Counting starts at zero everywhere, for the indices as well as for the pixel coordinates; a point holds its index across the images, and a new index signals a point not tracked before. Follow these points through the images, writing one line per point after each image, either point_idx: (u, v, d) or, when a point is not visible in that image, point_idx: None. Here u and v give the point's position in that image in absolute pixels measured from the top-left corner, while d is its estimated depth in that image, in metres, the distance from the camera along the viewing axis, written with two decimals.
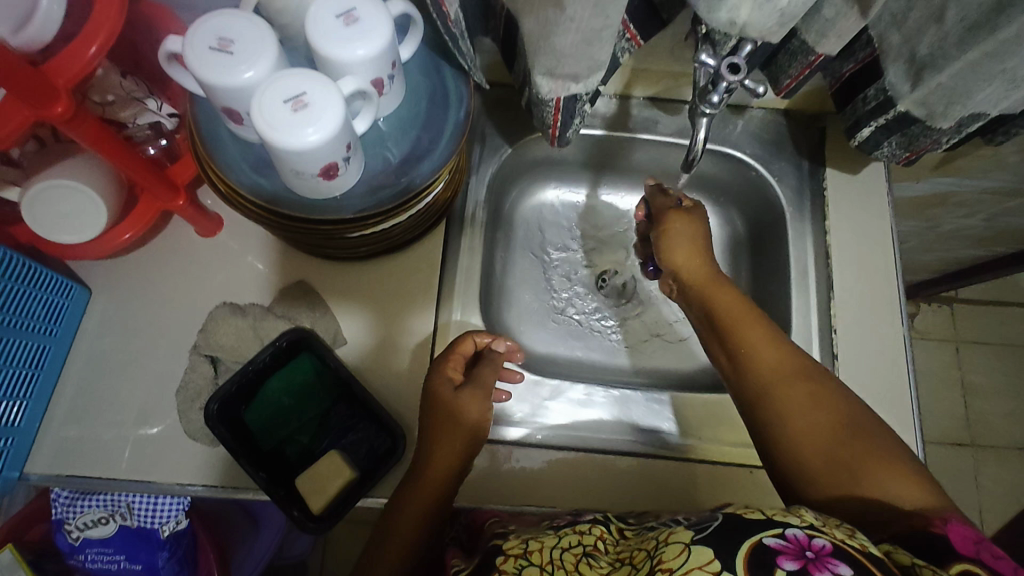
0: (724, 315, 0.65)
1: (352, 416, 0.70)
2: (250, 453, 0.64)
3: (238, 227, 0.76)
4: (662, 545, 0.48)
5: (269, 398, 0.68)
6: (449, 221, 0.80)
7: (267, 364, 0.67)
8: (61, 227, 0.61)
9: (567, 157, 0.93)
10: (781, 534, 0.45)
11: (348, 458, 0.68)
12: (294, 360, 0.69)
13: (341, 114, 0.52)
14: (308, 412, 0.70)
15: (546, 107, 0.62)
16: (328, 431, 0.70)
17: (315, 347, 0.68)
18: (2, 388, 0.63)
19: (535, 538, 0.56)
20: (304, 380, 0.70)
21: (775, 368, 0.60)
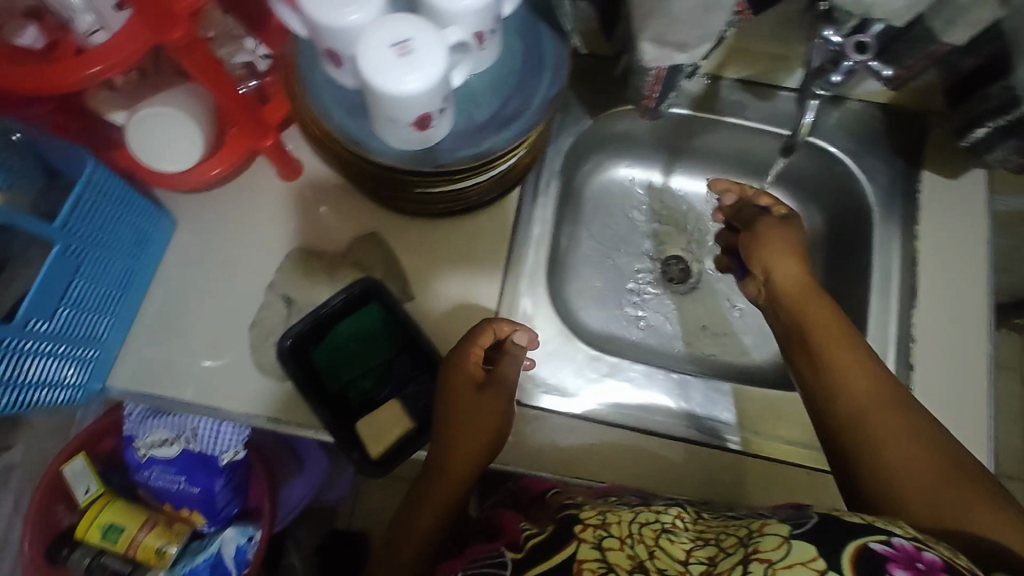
0: (818, 333, 0.62)
1: (416, 370, 0.71)
2: (318, 390, 0.68)
3: (317, 173, 0.77)
4: (756, 535, 0.50)
5: (337, 342, 0.70)
6: (524, 188, 0.79)
7: (337, 310, 0.69)
8: (162, 155, 0.63)
9: (646, 135, 0.90)
10: (888, 542, 0.45)
11: (408, 409, 0.70)
12: (361, 308, 0.70)
13: (442, 65, 0.52)
14: (372, 361, 0.71)
15: (647, 76, 0.60)
16: (391, 381, 0.72)
17: (384, 298, 0.70)
18: (96, 304, 0.66)
19: (613, 510, 0.57)
20: (372, 329, 0.71)
21: (867, 396, 0.58)
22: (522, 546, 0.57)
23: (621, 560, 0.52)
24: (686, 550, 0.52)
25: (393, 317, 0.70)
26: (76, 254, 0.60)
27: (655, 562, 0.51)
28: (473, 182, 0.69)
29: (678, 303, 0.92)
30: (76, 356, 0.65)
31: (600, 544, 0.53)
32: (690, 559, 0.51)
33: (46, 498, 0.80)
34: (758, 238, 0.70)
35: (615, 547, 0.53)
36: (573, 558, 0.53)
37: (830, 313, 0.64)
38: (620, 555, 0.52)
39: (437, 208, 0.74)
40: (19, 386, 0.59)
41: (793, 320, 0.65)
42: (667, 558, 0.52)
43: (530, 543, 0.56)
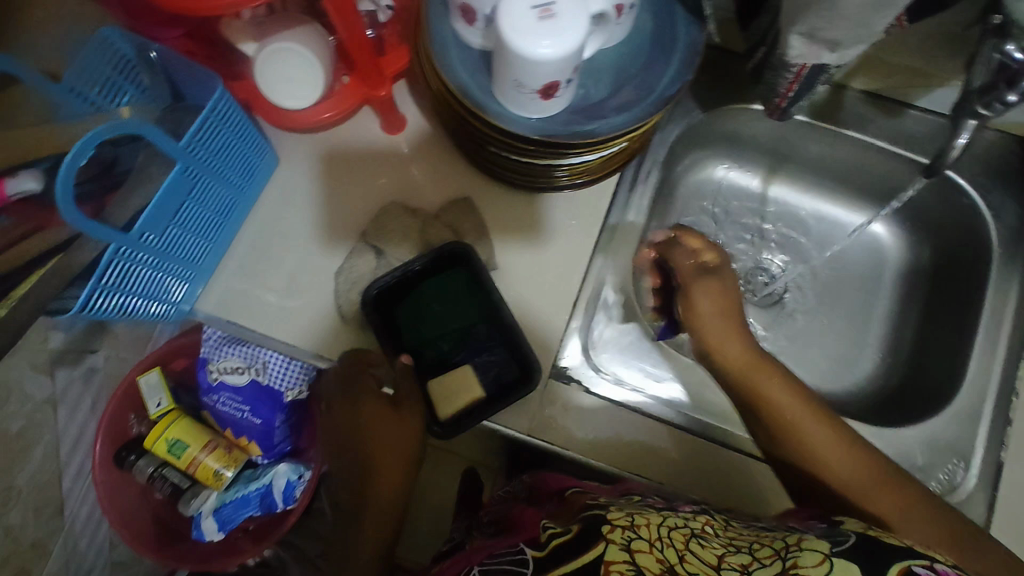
0: (785, 413, 0.62)
1: (496, 341, 0.71)
2: (394, 345, 0.70)
3: (420, 131, 0.76)
4: (794, 549, 0.50)
5: (421, 301, 0.72)
6: (623, 174, 0.77)
7: (420, 269, 0.71)
8: (281, 89, 0.64)
9: (755, 139, 0.86)
10: (931, 567, 0.47)
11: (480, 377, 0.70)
12: (447, 271, 0.72)
13: (581, 34, 0.50)
14: (452, 325, 0.72)
15: (787, 73, 0.57)
16: (464, 347, 0.72)
17: (472, 265, 0.71)
18: (200, 229, 0.67)
19: (640, 513, 0.55)
20: (454, 291, 0.72)
21: (852, 476, 0.58)
22: (542, 543, 0.54)
23: (651, 561, 0.48)
24: (718, 556, 0.51)
25: (476, 284, 0.71)
26: (192, 178, 0.62)
27: (686, 565, 0.48)
28: (581, 160, 0.67)
29: (761, 315, 0.88)
30: (176, 275, 0.67)
31: (629, 545, 0.49)
32: (723, 565, 0.49)
33: (122, 403, 0.85)
34: (692, 304, 0.67)
35: (644, 549, 0.49)
36: (602, 557, 0.48)
37: (790, 388, 0.63)
38: (649, 558, 0.48)
39: (531, 183, 0.72)
40: (127, 292, 0.61)
41: (754, 402, 0.63)
42: (698, 563, 0.49)
43: (553, 543, 0.53)
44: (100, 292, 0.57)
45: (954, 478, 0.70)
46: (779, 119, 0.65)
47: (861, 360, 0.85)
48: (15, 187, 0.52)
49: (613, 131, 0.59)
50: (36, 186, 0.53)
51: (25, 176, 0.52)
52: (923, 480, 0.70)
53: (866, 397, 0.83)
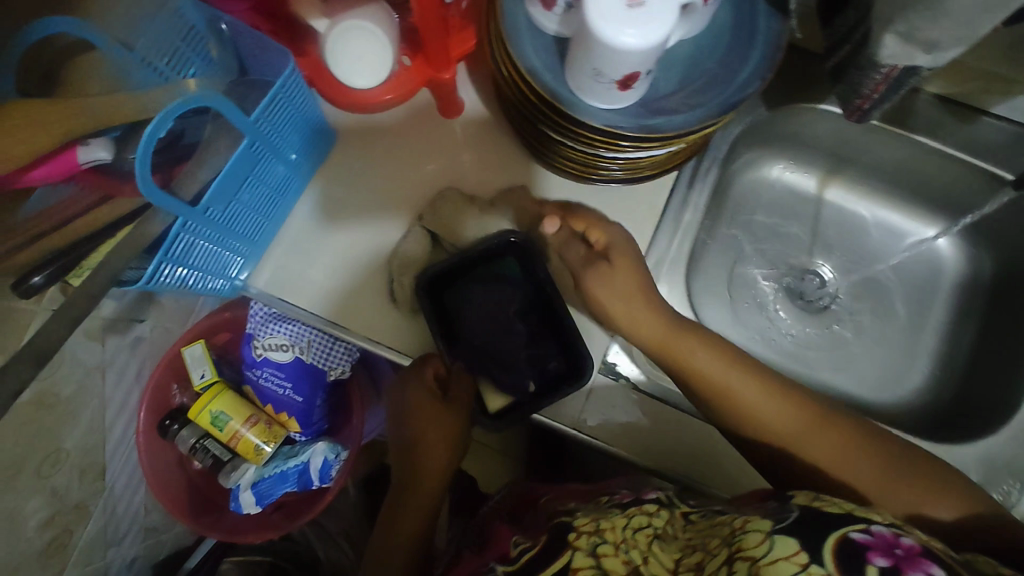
0: (710, 382, 0.62)
1: (551, 335, 0.70)
2: (446, 336, 0.69)
3: (477, 116, 0.75)
4: (740, 532, 0.47)
5: (476, 289, 0.71)
6: (683, 171, 0.75)
7: (477, 256, 0.70)
8: (349, 69, 0.63)
9: (815, 140, 0.84)
10: (866, 530, 0.43)
11: (529, 374, 0.69)
12: (501, 260, 0.71)
13: (670, 24, 0.49)
14: (505, 314, 0.71)
15: (875, 73, 0.55)
16: (514, 336, 0.71)
17: (529, 256, 0.69)
18: (259, 208, 0.67)
19: (605, 517, 0.55)
20: (509, 278, 0.71)
21: (784, 429, 0.59)
22: (513, 558, 0.55)
23: (616, 565, 0.49)
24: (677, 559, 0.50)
25: (530, 276, 0.70)
26: (256, 155, 0.62)
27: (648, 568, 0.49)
28: (647, 156, 0.65)
29: (812, 321, 0.87)
30: (235, 251, 0.67)
31: (594, 551, 0.50)
32: (680, 567, 0.49)
33: (169, 372, 0.87)
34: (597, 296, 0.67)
35: (609, 552, 0.50)
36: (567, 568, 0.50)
37: (719, 359, 0.62)
38: (616, 562, 0.49)
39: (591, 175, 0.71)
40: (190, 268, 0.61)
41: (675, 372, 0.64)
42: (659, 565, 0.49)
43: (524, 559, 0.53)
44: (167, 263, 0.58)
45: (1009, 498, 0.68)
46: (857, 120, 0.63)
47: (913, 372, 0.83)
48: (86, 155, 0.53)
49: (684, 127, 0.58)
50: (107, 155, 0.54)
51: (96, 144, 0.53)
52: None
53: (915, 410, 0.82)
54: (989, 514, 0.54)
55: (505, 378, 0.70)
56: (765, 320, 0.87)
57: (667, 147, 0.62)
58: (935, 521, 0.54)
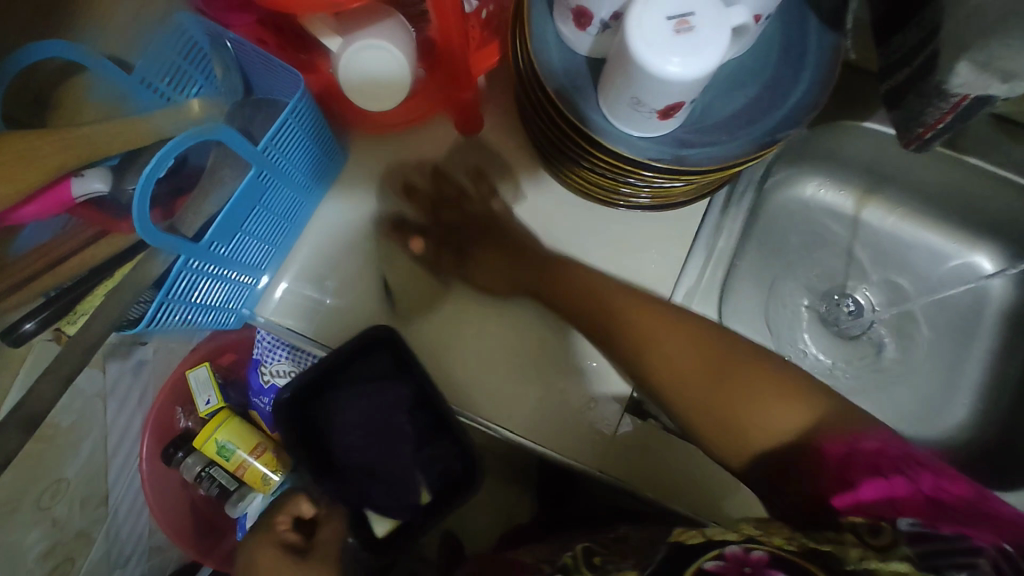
0: (574, 282, 0.64)
1: (433, 431, 0.69)
2: (321, 466, 0.69)
3: (497, 135, 0.70)
4: None
5: (347, 399, 0.69)
6: (716, 195, 0.70)
7: (340, 362, 0.67)
8: (364, 91, 0.59)
9: (853, 157, 0.79)
10: (720, 555, 0.38)
11: (414, 479, 0.70)
12: (369, 356, 0.68)
13: (722, 51, 0.44)
14: (381, 416, 0.70)
15: (942, 101, 0.50)
16: (396, 442, 0.70)
17: (395, 350, 0.67)
18: (265, 236, 0.63)
19: None
20: (384, 375, 0.69)
21: (629, 300, 0.61)
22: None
23: None
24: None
25: (401, 371, 0.68)
26: (264, 183, 0.58)
27: None
28: (679, 186, 0.60)
29: (843, 352, 0.83)
30: (239, 282, 0.63)
31: None
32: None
33: (171, 396, 0.83)
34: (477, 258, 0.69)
35: None
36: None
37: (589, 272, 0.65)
38: None
39: (617, 202, 0.66)
40: (190, 305, 0.57)
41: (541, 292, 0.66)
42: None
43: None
44: (167, 303, 0.54)
45: None
46: (915, 149, 0.58)
47: (952, 407, 0.79)
48: (81, 187, 0.50)
49: (724, 160, 0.53)
50: (103, 186, 0.51)
51: (90, 175, 0.50)
52: None
53: (954, 447, 0.78)
54: (833, 417, 0.50)
55: (387, 500, 0.69)
56: (796, 349, 0.82)
57: (693, 181, 0.57)
58: (769, 430, 0.51)
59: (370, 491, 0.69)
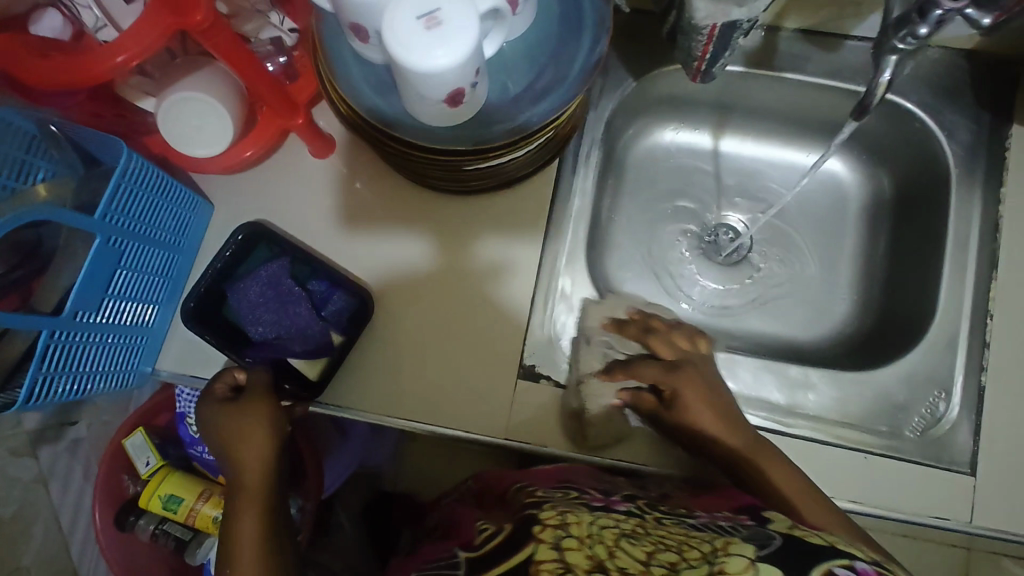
0: (764, 457, 0.63)
1: (329, 289, 0.73)
2: (238, 344, 0.72)
3: (349, 150, 0.75)
4: (721, 553, 0.47)
5: (242, 286, 0.72)
6: (562, 162, 0.76)
7: (229, 262, 0.72)
8: (194, 139, 0.63)
9: (695, 96, 0.84)
10: (852, 566, 0.46)
11: (323, 329, 0.71)
12: (252, 252, 0.73)
13: (472, 34, 0.48)
14: (275, 291, 0.72)
15: (699, 35, 0.54)
16: (294, 304, 0.72)
17: (272, 241, 0.73)
18: (139, 295, 0.66)
19: (572, 513, 0.55)
20: (265, 263, 0.73)
21: (806, 492, 0.61)
22: (476, 547, 0.56)
23: (578, 555, 0.48)
24: (647, 552, 0.49)
25: (281, 250, 0.73)
26: (119, 247, 0.62)
27: (615, 562, 0.47)
28: (510, 160, 0.65)
29: (728, 277, 0.87)
30: (127, 343, 0.67)
31: (558, 544, 0.50)
32: (651, 561, 0.48)
33: (111, 464, 0.86)
34: (634, 376, 0.66)
35: (573, 546, 0.49)
36: (531, 559, 0.49)
37: (794, 479, 0.62)
38: (578, 555, 0.48)
39: (469, 185, 0.71)
40: (77, 373, 0.61)
41: (722, 450, 0.64)
42: (627, 559, 0.48)
43: (487, 545, 0.55)
44: (46, 374, 0.58)
45: (936, 410, 0.69)
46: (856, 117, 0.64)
47: (834, 303, 0.84)
48: None
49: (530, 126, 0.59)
50: None
51: None
52: (905, 417, 0.70)
53: (843, 338, 0.82)
54: None
55: (306, 346, 0.72)
56: (680, 284, 0.87)
57: (536, 141, 0.62)
58: None
59: (290, 348, 0.71)
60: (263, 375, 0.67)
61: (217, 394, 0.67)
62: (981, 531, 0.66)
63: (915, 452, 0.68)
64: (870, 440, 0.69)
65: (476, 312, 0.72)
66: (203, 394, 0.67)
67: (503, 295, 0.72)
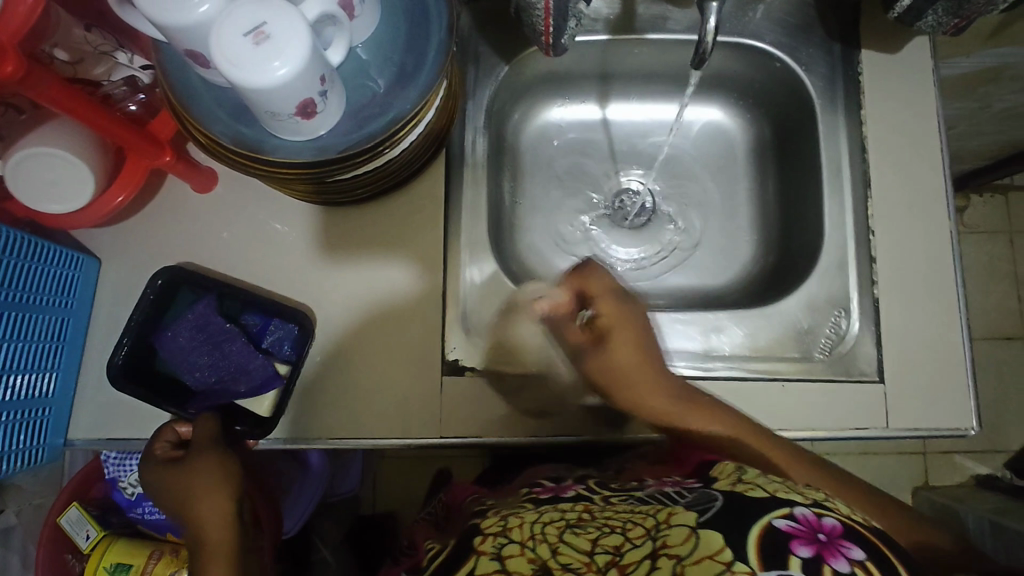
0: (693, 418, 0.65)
1: (264, 321, 0.73)
2: (178, 396, 0.71)
3: (233, 180, 0.74)
4: (663, 526, 0.47)
5: (168, 334, 0.71)
6: (449, 156, 0.76)
7: (151, 310, 0.71)
8: (48, 194, 0.63)
9: (571, 71, 0.86)
10: (789, 516, 0.45)
11: (266, 363, 0.72)
12: (176, 295, 0.72)
13: (304, 40, 0.48)
14: (205, 332, 0.71)
15: (536, 10, 0.59)
16: (227, 342, 0.72)
17: (194, 282, 0.72)
18: (27, 363, 0.65)
19: (516, 513, 0.52)
20: (190, 306, 0.72)
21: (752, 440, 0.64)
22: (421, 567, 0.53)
23: (522, 564, 0.46)
24: (592, 540, 0.47)
25: (206, 290, 0.72)
26: None
27: (558, 559, 0.46)
28: (390, 161, 0.65)
29: (642, 239, 0.89)
30: (26, 416, 0.65)
31: (499, 553, 0.47)
32: (596, 549, 0.46)
33: (53, 548, 0.82)
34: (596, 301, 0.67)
35: (516, 553, 0.47)
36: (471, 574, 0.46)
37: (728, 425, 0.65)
38: (520, 562, 0.46)
39: (359, 194, 0.71)
40: None
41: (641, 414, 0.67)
42: (572, 553, 0.46)
43: (430, 566, 0.50)
44: None
45: (840, 328, 0.73)
46: (698, 68, 0.67)
47: (739, 246, 0.88)
48: None
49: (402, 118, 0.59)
50: None
51: None
52: (812, 341, 0.74)
53: (751, 279, 0.86)
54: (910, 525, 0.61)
55: (254, 381, 0.71)
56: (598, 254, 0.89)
57: (417, 128, 0.63)
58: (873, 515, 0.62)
59: (231, 391, 0.72)
60: (210, 422, 0.67)
61: (160, 454, 0.65)
62: (897, 433, 0.70)
63: (827, 371, 0.72)
64: (784, 368, 0.72)
65: (398, 316, 0.72)
66: (143, 455, 0.65)
67: (417, 296, 0.73)
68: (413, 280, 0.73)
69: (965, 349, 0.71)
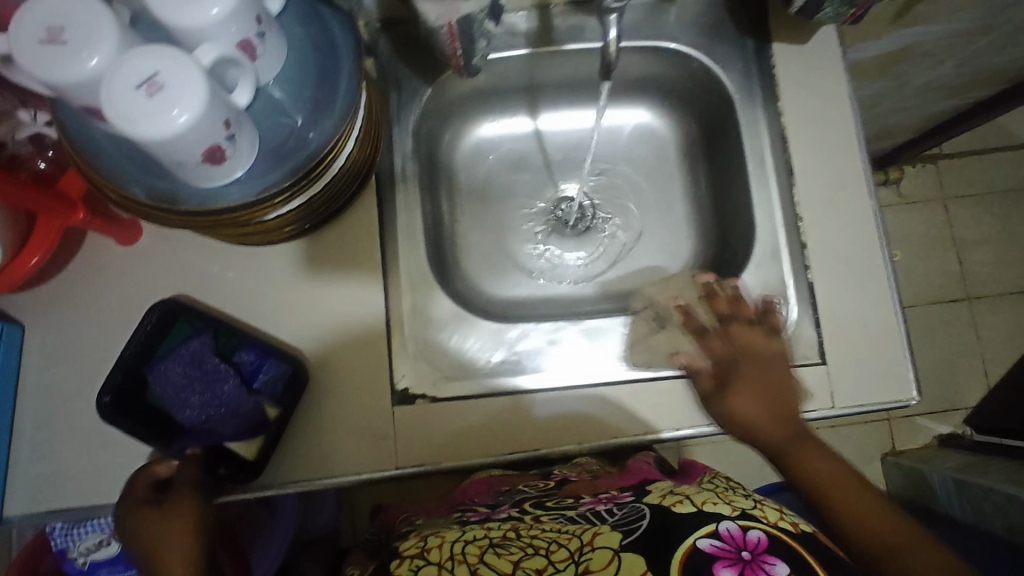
0: (794, 444, 0.63)
1: (261, 359, 0.68)
2: (164, 433, 0.67)
3: (157, 230, 0.72)
4: (587, 549, 0.50)
5: (162, 368, 0.66)
6: (379, 183, 0.75)
7: (146, 345, 0.68)
8: None
9: (497, 87, 0.86)
10: (714, 534, 0.48)
11: (255, 408, 0.66)
12: (173, 329, 0.69)
13: (202, 86, 0.47)
14: (200, 369, 0.65)
15: (442, 35, 0.60)
16: (221, 382, 0.65)
17: (192, 317, 0.69)
18: None
19: (438, 534, 0.56)
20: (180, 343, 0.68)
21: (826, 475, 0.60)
22: None
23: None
24: (513, 562, 0.50)
25: (202, 325, 0.69)
26: None
27: None
28: (314, 198, 0.64)
29: (584, 245, 0.90)
30: None
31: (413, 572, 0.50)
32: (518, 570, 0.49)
33: None
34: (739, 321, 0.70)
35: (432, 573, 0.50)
36: None
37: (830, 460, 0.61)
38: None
39: (289, 232, 0.69)
40: None
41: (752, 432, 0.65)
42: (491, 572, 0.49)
43: None
44: None
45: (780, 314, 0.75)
46: (608, 76, 0.69)
47: (680, 243, 0.89)
48: None
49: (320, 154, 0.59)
50: None
51: None
52: None
53: None
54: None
55: (240, 425, 0.66)
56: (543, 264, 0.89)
57: (341, 152, 0.62)
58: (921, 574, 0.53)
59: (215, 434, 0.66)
60: (193, 468, 0.63)
61: (139, 492, 0.63)
62: (843, 411, 0.72)
63: None
64: None
65: (342, 352, 0.71)
66: (123, 496, 0.63)
67: (361, 328, 0.71)
68: (354, 312, 0.72)
69: (898, 323, 0.73)
